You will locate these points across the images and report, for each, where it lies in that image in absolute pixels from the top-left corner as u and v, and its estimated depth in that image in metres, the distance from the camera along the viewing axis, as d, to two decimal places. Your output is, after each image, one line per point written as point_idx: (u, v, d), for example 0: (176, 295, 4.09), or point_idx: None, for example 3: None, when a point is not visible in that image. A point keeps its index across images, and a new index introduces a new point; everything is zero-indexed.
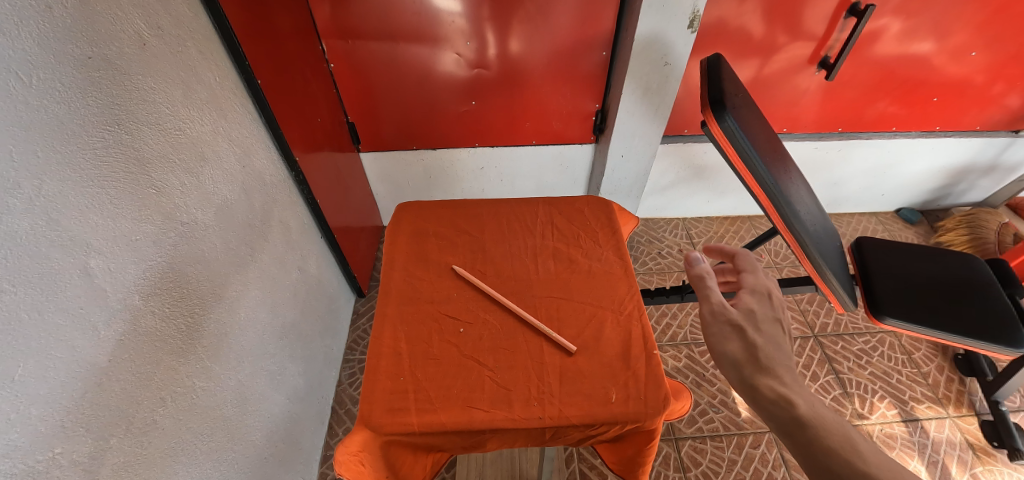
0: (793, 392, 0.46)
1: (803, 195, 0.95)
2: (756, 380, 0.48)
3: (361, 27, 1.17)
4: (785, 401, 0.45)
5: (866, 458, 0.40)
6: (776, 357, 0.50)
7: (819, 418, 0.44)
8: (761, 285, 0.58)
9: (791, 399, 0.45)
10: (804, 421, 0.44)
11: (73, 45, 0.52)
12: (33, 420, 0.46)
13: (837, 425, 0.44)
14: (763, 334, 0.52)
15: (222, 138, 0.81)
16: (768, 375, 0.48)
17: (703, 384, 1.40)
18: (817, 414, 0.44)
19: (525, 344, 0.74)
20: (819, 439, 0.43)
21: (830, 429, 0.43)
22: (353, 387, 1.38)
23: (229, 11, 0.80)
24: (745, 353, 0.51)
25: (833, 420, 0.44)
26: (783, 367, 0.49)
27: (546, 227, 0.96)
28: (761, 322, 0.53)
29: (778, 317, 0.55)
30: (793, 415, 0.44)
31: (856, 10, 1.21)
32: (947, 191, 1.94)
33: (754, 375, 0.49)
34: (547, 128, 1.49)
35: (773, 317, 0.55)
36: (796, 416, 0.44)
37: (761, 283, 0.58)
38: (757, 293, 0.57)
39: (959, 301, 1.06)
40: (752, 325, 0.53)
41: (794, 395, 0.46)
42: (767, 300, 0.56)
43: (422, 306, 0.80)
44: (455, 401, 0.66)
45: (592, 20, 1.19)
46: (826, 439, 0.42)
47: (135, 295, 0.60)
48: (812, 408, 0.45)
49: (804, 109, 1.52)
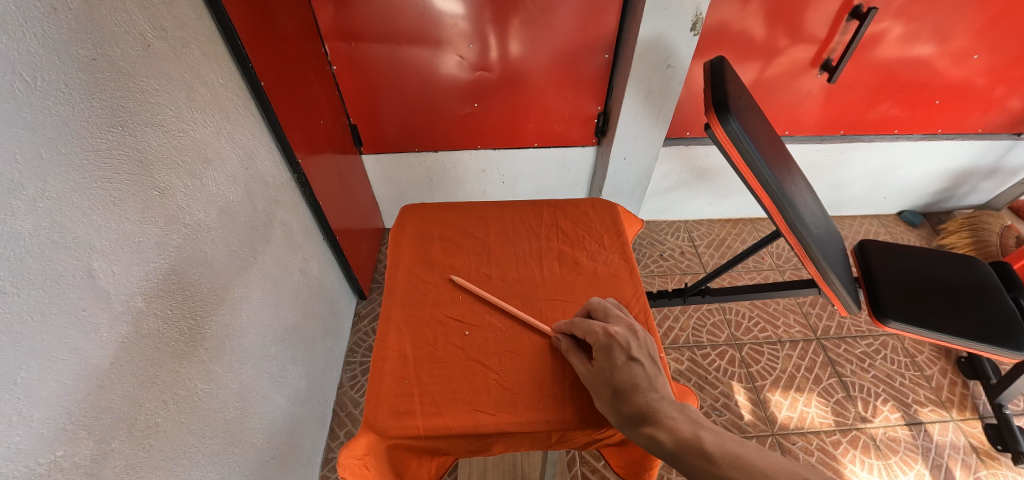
0: (658, 429, 0.54)
1: (807, 197, 0.95)
2: (629, 432, 0.56)
3: (364, 29, 1.18)
4: (656, 443, 0.53)
5: (719, 459, 0.50)
6: (638, 399, 0.57)
7: (683, 440, 0.53)
8: (598, 336, 0.64)
9: (658, 439, 0.53)
10: (674, 450, 0.52)
11: (78, 47, 0.52)
12: (35, 422, 0.46)
13: (695, 440, 0.53)
14: (619, 383, 0.59)
15: (225, 140, 0.81)
16: (636, 424, 0.56)
17: (706, 387, 1.39)
18: (680, 440, 0.53)
19: (531, 347, 0.74)
20: (688, 461, 0.51)
21: (691, 447, 0.52)
22: (355, 389, 1.38)
23: (233, 12, 0.80)
24: (615, 412, 0.58)
25: (691, 437, 0.53)
26: (645, 405, 0.57)
27: (551, 229, 0.96)
28: (616, 374, 0.60)
29: (629, 358, 0.61)
30: (663, 454, 0.53)
31: (858, 13, 1.21)
32: (949, 194, 1.94)
33: (627, 427, 0.56)
34: (549, 130, 1.49)
35: (627, 360, 0.61)
36: (667, 454, 0.53)
37: (603, 335, 0.64)
38: (604, 348, 0.63)
39: (963, 304, 1.06)
40: (611, 383, 0.60)
41: (659, 431, 0.54)
42: (613, 349, 0.62)
43: (427, 309, 0.80)
44: (461, 405, 0.66)
45: (595, 22, 1.19)
46: (693, 461, 0.51)
47: (138, 296, 0.59)
48: (676, 436, 0.53)
49: (805, 112, 1.52)
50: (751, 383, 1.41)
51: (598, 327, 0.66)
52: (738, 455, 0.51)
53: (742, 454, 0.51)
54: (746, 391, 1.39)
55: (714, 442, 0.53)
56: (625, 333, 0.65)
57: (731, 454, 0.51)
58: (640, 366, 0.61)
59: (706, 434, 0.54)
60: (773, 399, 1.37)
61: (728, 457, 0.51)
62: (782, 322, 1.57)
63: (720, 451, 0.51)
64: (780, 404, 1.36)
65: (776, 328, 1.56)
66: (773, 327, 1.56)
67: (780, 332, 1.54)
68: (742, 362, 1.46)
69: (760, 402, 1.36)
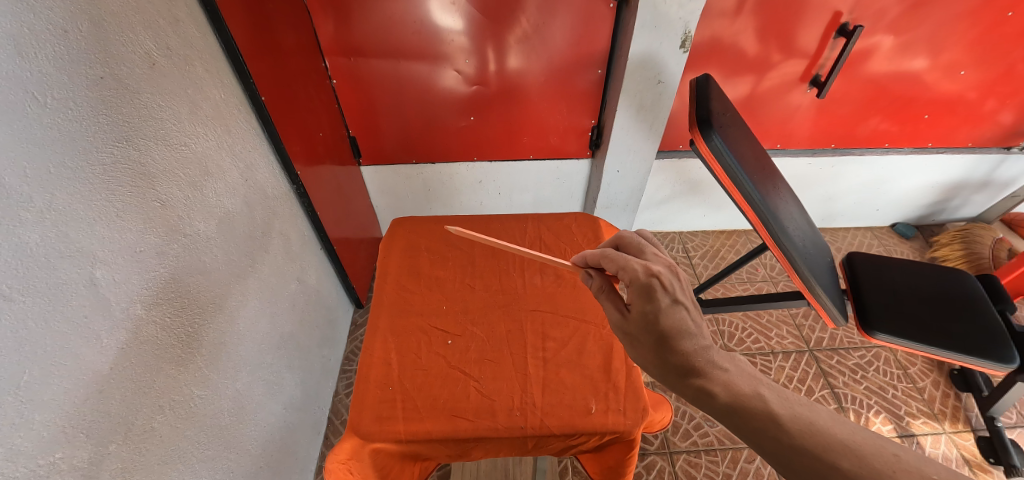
0: (710, 381, 0.54)
1: (792, 211, 0.98)
2: (677, 379, 0.56)
3: (364, 45, 1.21)
4: (707, 392, 0.53)
5: (785, 420, 0.48)
6: (686, 347, 0.57)
7: (737, 394, 0.52)
8: (639, 277, 0.61)
9: (710, 389, 0.53)
10: (729, 405, 0.51)
11: (87, 66, 0.55)
12: (37, 425, 0.48)
13: (750, 396, 0.52)
14: (663, 330, 0.58)
15: (226, 153, 0.84)
16: (682, 373, 0.56)
17: None
18: (735, 394, 0.52)
19: (511, 356, 0.77)
20: (745, 417, 0.50)
21: (749, 403, 0.51)
22: (350, 397, 1.39)
23: (235, 30, 0.84)
24: (658, 360, 0.58)
25: (748, 393, 0.52)
26: (691, 354, 0.57)
27: (535, 242, 0.99)
28: (661, 319, 0.58)
29: (674, 302, 0.60)
30: (715, 407, 0.52)
31: (845, 30, 1.24)
32: (942, 206, 1.96)
33: (671, 376, 0.57)
34: (544, 143, 1.52)
35: (672, 303, 0.60)
36: (721, 407, 0.52)
37: (645, 275, 0.61)
38: (647, 289, 0.60)
39: (949, 316, 1.07)
40: (655, 329, 0.58)
41: (711, 382, 0.54)
42: (657, 292, 0.60)
43: (413, 319, 0.82)
44: (442, 410, 0.69)
45: (588, 38, 1.22)
46: (752, 417, 0.49)
47: (138, 304, 0.62)
48: (730, 391, 0.53)
49: (797, 125, 1.55)
50: None
51: (638, 266, 0.63)
52: (809, 419, 0.47)
53: (813, 418, 0.47)
54: None
55: (775, 401, 0.51)
56: (666, 274, 0.62)
57: (798, 416, 0.48)
58: (685, 312, 0.60)
59: (763, 391, 0.53)
60: None
61: (797, 420, 0.48)
62: (775, 334, 1.58)
63: (785, 412, 0.49)
64: None
65: (768, 339, 1.57)
66: (766, 338, 1.57)
67: (773, 343, 1.55)
68: None
69: None
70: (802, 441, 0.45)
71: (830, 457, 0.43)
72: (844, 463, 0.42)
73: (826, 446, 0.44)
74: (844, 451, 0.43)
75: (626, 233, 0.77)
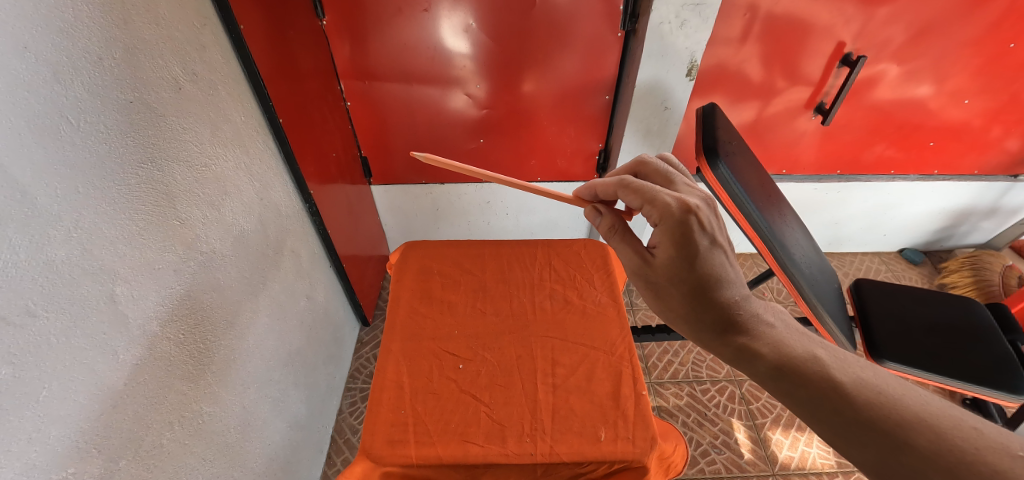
0: (753, 338, 0.59)
1: (798, 237, 0.99)
2: (714, 329, 0.61)
3: (379, 70, 1.26)
4: (748, 345, 0.59)
5: (851, 390, 0.49)
6: (722, 297, 0.62)
7: (786, 354, 0.56)
8: (674, 212, 0.62)
9: (750, 342, 0.59)
10: (781, 366, 0.55)
11: (119, 91, 0.57)
12: (52, 440, 0.49)
13: (799, 353, 0.56)
14: (700, 274, 0.62)
15: (244, 173, 0.86)
16: (720, 323, 0.61)
17: (705, 424, 1.38)
18: (781, 351, 0.57)
19: (520, 382, 0.83)
20: (793, 373, 0.54)
21: (803, 365, 0.54)
22: (353, 416, 1.38)
23: (257, 55, 0.87)
24: (692, 305, 0.62)
25: (801, 354, 0.56)
26: (727, 305, 0.62)
27: (543, 267, 1.07)
28: (698, 263, 0.61)
29: (710, 243, 0.62)
30: (762, 361, 0.57)
31: (849, 60, 1.27)
32: (950, 232, 1.95)
33: (709, 326, 0.62)
34: (552, 166, 1.54)
35: (709, 245, 0.62)
36: (769, 362, 0.56)
37: (683, 214, 0.62)
38: (685, 228, 0.61)
39: (959, 345, 1.06)
40: (691, 272, 0.62)
41: (753, 338, 0.59)
42: (694, 232, 0.61)
43: (425, 343, 0.89)
44: (452, 436, 0.74)
45: (596, 65, 1.26)
46: (800, 372, 0.53)
47: (154, 321, 0.63)
48: (776, 350, 0.57)
49: (802, 151, 1.57)
50: (751, 421, 1.39)
51: (671, 201, 0.63)
52: (879, 389, 0.48)
53: (881, 387, 0.48)
54: (746, 429, 1.37)
55: (832, 365, 0.53)
56: (702, 211, 0.63)
57: (864, 384, 0.49)
58: (720, 254, 0.63)
59: (819, 352, 0.55)
60: (774, 437, 1.36)
61: (859, 384, 0.49)
62: None
63: (848, 379, 0.50)
64: (781, 444, 1.34)
65: None
66: None
67: None
68: (742, 399, 1.45)
69: (760, 441, 1.35)
70: (872, 414, 0.46)
71: (903, 432, 0.43)
72: (919, 440, 0.42)
73: (898, 421, 0.44)
74: (921, 427, 0.43)
75: (646, 159, 0.78)
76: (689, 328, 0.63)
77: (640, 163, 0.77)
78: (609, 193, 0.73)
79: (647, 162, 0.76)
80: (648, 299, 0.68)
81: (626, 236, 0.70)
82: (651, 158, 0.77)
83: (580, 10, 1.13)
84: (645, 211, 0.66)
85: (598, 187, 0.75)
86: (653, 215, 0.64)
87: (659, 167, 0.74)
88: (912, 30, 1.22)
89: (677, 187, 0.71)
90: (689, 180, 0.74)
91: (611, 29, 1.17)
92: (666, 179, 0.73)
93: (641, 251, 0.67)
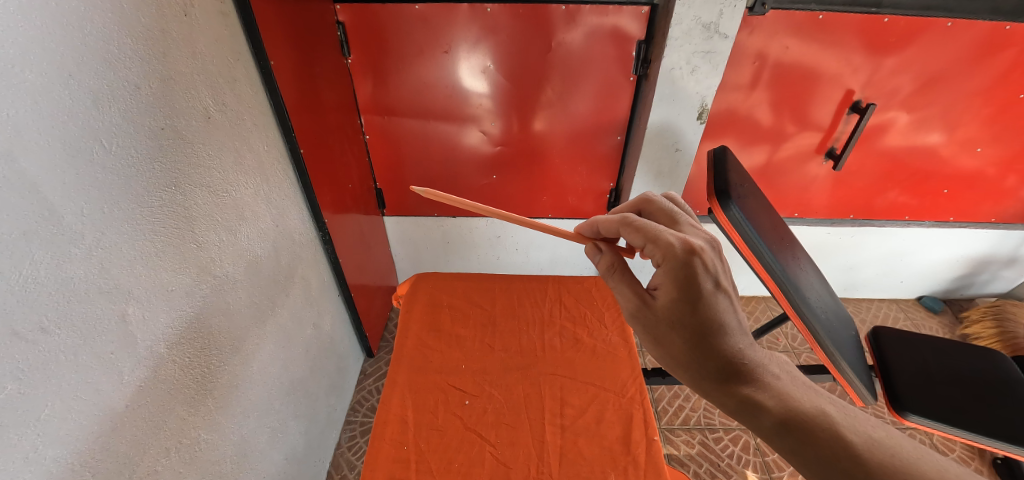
0: (756, 389, 0.56)
1: (812, 280, 0.97)
2: (717, 382, 0.58)
3: (398, 107, 1.31)
4: (751, 397, 0.56)
5: (864, 452, 0.46)
6: (724, 345, 0.60)
7: (792, 408, 0.53)
8: (677, 253, 0.62)
9: (755, 394, 0.56)
10: (787, 420, 0.52)
11: (152, 119, 0.60)
12: (47, 460, 0.48)
13: (805, 406, 0.53)
14: (702, 318, 0.61)
15: (262, 199, 0.88)
16: (722, 372, 0.59)
17: (718, 475, 1.31)
18: (787, 404, 0.54)
19: (528, 421, 0.81)
20: (801, 426, 0.50)
21: (811, 420, 0.51)
22: (351, 451, 1.33)
23: (284, 89, 0.91)
24: (693, 351, 0.60)
25: (807, 407, 0.53)
26: (729, 353, 0.60)
27: (554, 304, 1.06)
28: (700, 306, 0.61)
29: (714, 286, 0.62)
30: (769, 415, 0.53)
31: (858, 107, 1.29)
32: (970, 280, 1.90)
33: (710, 374, 0.59)
34: (563, 202, 1.56)
35: (712, 289, 0.62)
36: (775, 415, 0.53)
37: (687, 255, 0.62)
38: (688, 270, 0.61)
39: (986, 398, 1.01)
40: (694, 315, 0.61)
41: (757, 389, 0.56)
42: (697, 274, 0.61)
43: (431, 376, 0.88)
44: (456, 475, 0.72)
45: (608, 108, 1.30)
46: (807, 426, 0.50)
47: (161, 343, 0.63)
48: (782, 403, 0.54)
49: (814, 195, 1.57)
50: (767, 473, 1.32)
51: (674, 241, 0.63)
52: (895, 452, 0.46)
53: (896, 451, 0.46)
54: None
55: (843, 423, 0.50)
56: (707, 253, 0.64)
57: (877, 445, 0.47)
58: (723, 299, 0.62)
59: (827, 407, 0.53)
60: None
61: (872, 445, 0.47)
62: None
63: (860, 440, 0.48)
64: None
65: None
66: None
67: None
68: (757, 450, 1.38)
69: None
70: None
71: None
72: None
73: None
74: None
75: (651, 196, 0.78)
76: (689, 376, 0.61)
77: (644, 201, 0.78)
78: (610, 231, 0.73)
79: (652, 200, 0.76)
80: (647, 343, 0.66)
81: (625, 275, 0.69)
82: (657, 196, 0.77)
83: (593, 54, 1.18)
84: (647, 250, 0.66)
85: (600, 223, 0.75)
86: (655, 255, 0.64)
87: (664, 206, 0.75)
88: (920, 80, 1.24)
89: (682, 227, 0.71)
90: (693, 220, 0.75)
91: (623, 72, 1.22)
92: (671, 218, 0.73)
93: (641, 292, 0.66)
